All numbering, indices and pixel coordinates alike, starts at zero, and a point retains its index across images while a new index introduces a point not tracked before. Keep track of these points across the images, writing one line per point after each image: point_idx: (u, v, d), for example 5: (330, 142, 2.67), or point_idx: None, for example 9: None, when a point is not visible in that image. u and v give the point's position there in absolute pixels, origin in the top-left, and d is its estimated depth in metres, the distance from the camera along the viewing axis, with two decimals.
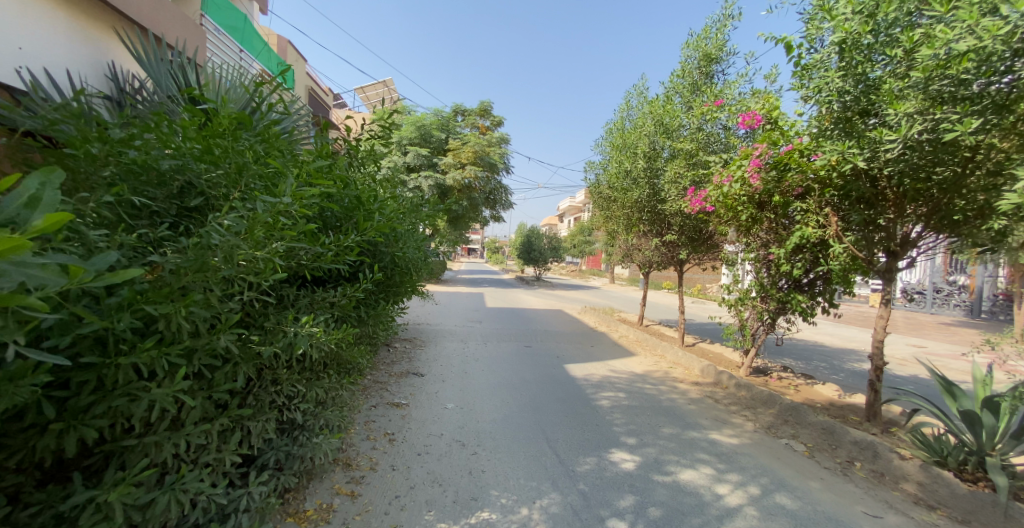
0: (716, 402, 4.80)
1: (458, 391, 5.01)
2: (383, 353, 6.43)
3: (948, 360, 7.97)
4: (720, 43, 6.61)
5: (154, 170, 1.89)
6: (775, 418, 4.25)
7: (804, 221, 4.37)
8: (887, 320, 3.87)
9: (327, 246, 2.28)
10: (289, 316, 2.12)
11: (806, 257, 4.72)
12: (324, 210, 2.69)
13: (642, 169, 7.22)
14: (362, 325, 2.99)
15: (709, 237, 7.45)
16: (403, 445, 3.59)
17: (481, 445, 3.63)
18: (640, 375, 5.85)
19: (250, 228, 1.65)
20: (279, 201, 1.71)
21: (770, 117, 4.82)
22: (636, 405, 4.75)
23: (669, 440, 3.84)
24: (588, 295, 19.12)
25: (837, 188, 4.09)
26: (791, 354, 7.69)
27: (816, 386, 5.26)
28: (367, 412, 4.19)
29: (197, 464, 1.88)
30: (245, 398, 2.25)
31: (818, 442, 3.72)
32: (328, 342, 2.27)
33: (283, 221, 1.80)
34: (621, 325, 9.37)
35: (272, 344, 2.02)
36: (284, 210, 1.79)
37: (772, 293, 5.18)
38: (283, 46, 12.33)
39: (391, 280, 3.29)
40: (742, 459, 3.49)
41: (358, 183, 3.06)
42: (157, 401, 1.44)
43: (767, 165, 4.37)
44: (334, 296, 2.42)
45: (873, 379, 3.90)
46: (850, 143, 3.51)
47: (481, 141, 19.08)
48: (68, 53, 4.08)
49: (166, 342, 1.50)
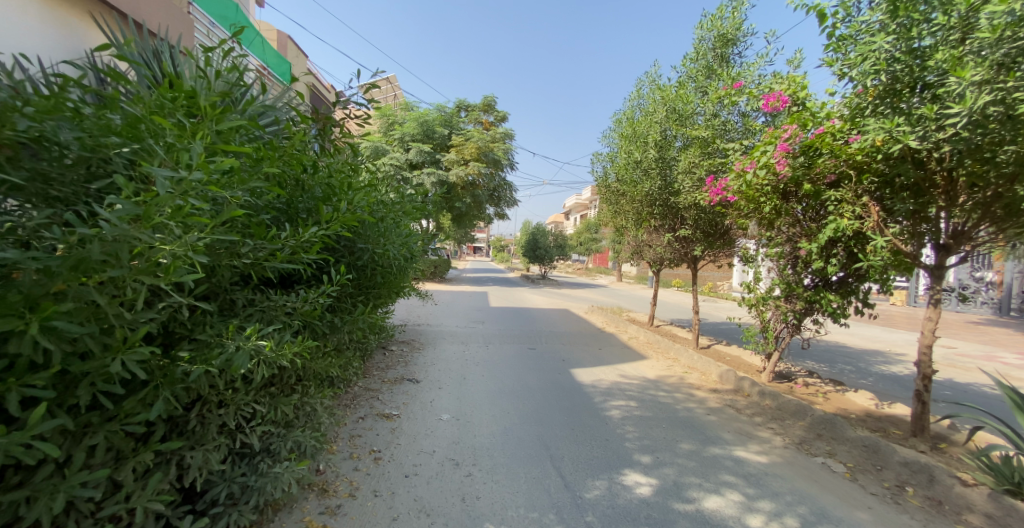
0: (738, 413, 4.33)
1: (455, 400, 4.62)
2: (379, 357, 6.06)
3: (985, 364, 7.42)
4: (738, 22, 6.12)
5: (53, 143, 1.53)
6: (807, 432, 3.78)
7: (839, 212, 3.88)
8: (936, 322, 3.40)
9: (281, 241, 1.92)
10: (232, 327, 1.77)
11: (842, 252, 4.20)
12: (277, 200, 2.29)
13: (654, 159, 6.76)
14: (335, 333, 2.63)
15: (726, 231, 6.95)
16: (389, 465, 3.19)
17: (477, 465, 3.23)
18: (653, 382, 5.41)
19: (149, 215, 1.24)
20: (189, 175, 1.29)
21: (798, 99, 4.46)
22: (650, 416, 4.31)
23: (689, 459, 3.40)
24: (595, 294, 18.60)
25: (877, 173, 3.66)
26: (814, 356, 7.20)
27: (848, 394, 4.77)
28: (352, 425, 3.81)
29: (105, 512, 1.52)
30: (184, 423, 1.90)
31: (861, 462, 3.24)
32: (286, 355, 1.91)
33: (194, 206, 1.38)
34: (630, 326, 8.90)
35: (207, 360, 1.66)
36: (201, 189, 1.39)
37: (799, 292, 4.71)
38: (284, 43, 11.91)
39: (369, 279, 2.91)
40: (774, 483, 3.04)
41: (328, 170, 2.66)
42: (4, 450, 1.07)
43: (796, 150, 3.94)
44: (291, 300, 2.06)
45: (920, 389, 3.44)
46: (898, 119, 3.06)
47: (485, 136, 18.64)
48: (41, 39, 3.68)
49: (28, 368, 1.14)
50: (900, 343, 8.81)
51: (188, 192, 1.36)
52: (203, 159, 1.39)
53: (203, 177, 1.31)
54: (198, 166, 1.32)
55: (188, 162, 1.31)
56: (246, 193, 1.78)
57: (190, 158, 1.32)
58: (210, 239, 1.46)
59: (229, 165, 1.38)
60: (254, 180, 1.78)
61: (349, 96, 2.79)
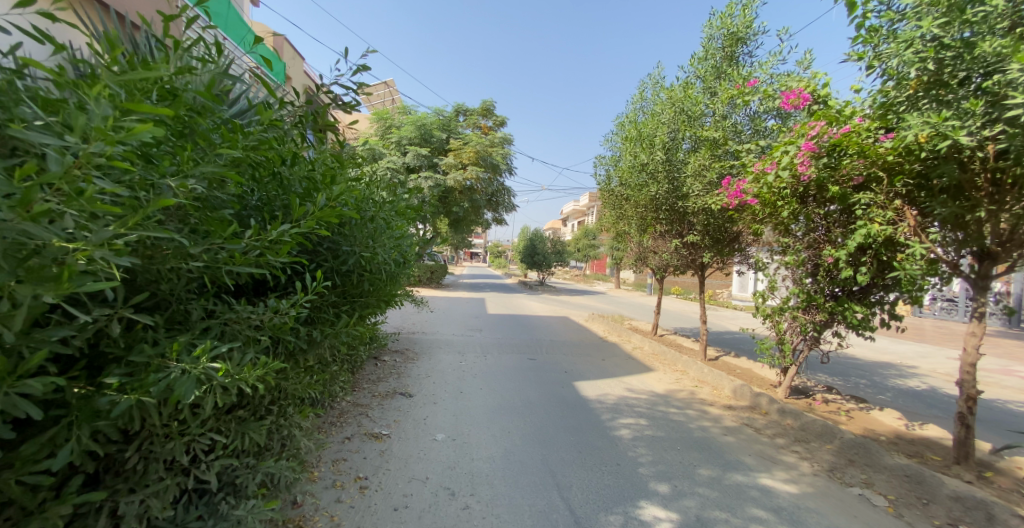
0: (758, 433, 4.00)
1: (451, 417, 4.26)
2: (370, 369, 5.69)
3: (1003, 378, 7.10)
4: (749, 19, 5.78)
5: None
6: (837, 457, 3.45)
7: (868, 216, 3.60)
8: (981, 338, 3.11)
9: (244, 240, 1.57)
10: (177, 344, 1.43)
11: (873, 261, 3.88)
12: (241, 193, 1.95)
13: (661, 161, 6.41)
14: (313, 348, 2.30)
15: (735, 238, 6.64)
16: (377, 496, 2.83)
17: (475, 496, 2.88)
18: (662, 397, 5.08)
19: (27, 197, 0.89)
20: (89, 144, 0.93)
21: (819, 97, 4.20)
22: (662, 437, 3.97)
23: (711, 488, 3.06)
24: (593, 301, 18.27)
25: (912, 174, 3.39)
26: (826, 369, 6.88)
27: (873, 412, 4.45)
28: (337, 447, 3.45)
29: None
30: (123, 462, 1.59)
31: (903, 494, 2.91)
32: (251, 379, 1.57)
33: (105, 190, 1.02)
34: (634, 335, 8.56)
35: (140, 391, 1.33)
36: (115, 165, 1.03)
37: (820, 303, 4.40)
38: (280, 43, 11.45)
39: (352, 286, 2.55)
40: (809, 518, 2.71)
41: (308, 162, 2.35)
42: None
43: (822, 148, 3.70)
44: (253, 312, 1.70)
45: (964, 412, 3.13)
46: (947, 113, 2.76)
47: (483, 141, 18.36)
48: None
49: None
50: (911, 355, 8.52)
51: (92, 170, 1.01)
52: (115, 123, 1.04)
53: (109, 147, 0.95)
54: (102, 133, 0.96)
55: (91, 127, 0.95)
56: (195, 183, 1.44)
57: (89, 121, 0.96)
58: (136, 236, 1.12)
59: (152, 133, 1.02)
60: (206, 165, 1.45)
61: (321, 84, 2.33)
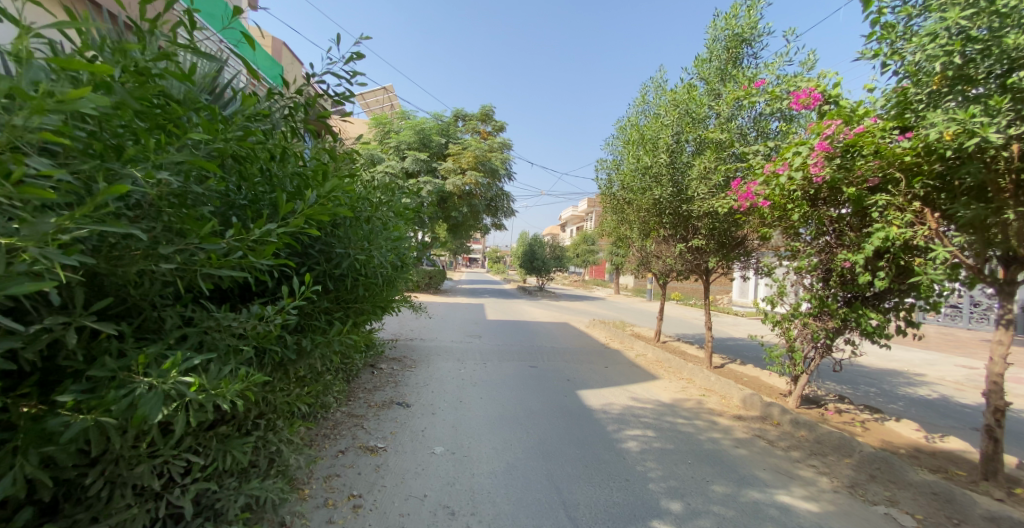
0: (771, 446, 3.84)
1: (450, 428, 4.08)
2: (366, 377, 5.51)
3: (1014, 387, 6.93)
4: (754, 20, 5.67)
5: None
6: (857, 472, 3.29)
7: (886, 219, 3.48)
8: (1009, 347, 2.96)
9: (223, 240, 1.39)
10: (144, 355, 1.25)
11: (890, 265, 3.74)
12: (223, 188, 1.78)
13: (665, 164, 6.27)
14: (302, 359, 2.11)
15: (741, 242, 6.50)
16: (371, 515, 2.65)
17: (476, 515, 2.70)
18: (669, 406, 4.91)
19: None
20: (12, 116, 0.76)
21: (831, 97, 4.06)
22: (672, 449, 3.79)
23: (727, 506, 2.88)
24: (594, 307, 18.06)
25: (931, 175, 3.27)
26: (834, 377, 6.72)
27: (889, 423, 4.29)
28: (330, 461, 3.27)
29: None
30: (84, 488, 1.41)
31: (931, 513, 2.75)
32: (233, 393, 1.38)
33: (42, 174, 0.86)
34: (637, 342, 8.39)
35: (98, 411, 1.14)
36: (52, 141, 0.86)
37: (833, 309, 4.25)
38: (278, 48, 11.35)
39: (346, 291, 2.36)
40: None
41: (300, 158, 2.19)
42: None
43: (837, 148, 3.60)
44: (234, 319, 1.50)
45: (992, 425, 2.99)
46: (974, 109, 2.64)
47: (482, 146, 18.22)
48: None
49: None
50: (918, 363, 8.35)
51: (24, 149, 0.85)
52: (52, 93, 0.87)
53: (38, 119, 0.78)
54: (29, 103, 0.79)
55: (14, 94, 0.79)
56: (159, 173, 1.27)
57: (11, 86, 0.80)
58: (85, 230, 0.95)
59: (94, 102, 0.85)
60: (176, 153, 1.29)
61: (311, 74, 2.17)
